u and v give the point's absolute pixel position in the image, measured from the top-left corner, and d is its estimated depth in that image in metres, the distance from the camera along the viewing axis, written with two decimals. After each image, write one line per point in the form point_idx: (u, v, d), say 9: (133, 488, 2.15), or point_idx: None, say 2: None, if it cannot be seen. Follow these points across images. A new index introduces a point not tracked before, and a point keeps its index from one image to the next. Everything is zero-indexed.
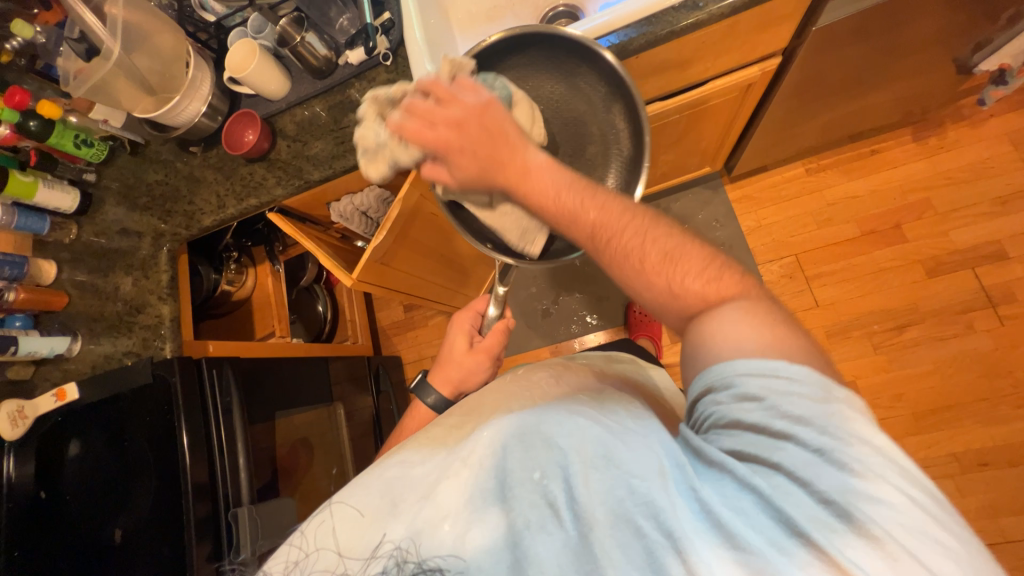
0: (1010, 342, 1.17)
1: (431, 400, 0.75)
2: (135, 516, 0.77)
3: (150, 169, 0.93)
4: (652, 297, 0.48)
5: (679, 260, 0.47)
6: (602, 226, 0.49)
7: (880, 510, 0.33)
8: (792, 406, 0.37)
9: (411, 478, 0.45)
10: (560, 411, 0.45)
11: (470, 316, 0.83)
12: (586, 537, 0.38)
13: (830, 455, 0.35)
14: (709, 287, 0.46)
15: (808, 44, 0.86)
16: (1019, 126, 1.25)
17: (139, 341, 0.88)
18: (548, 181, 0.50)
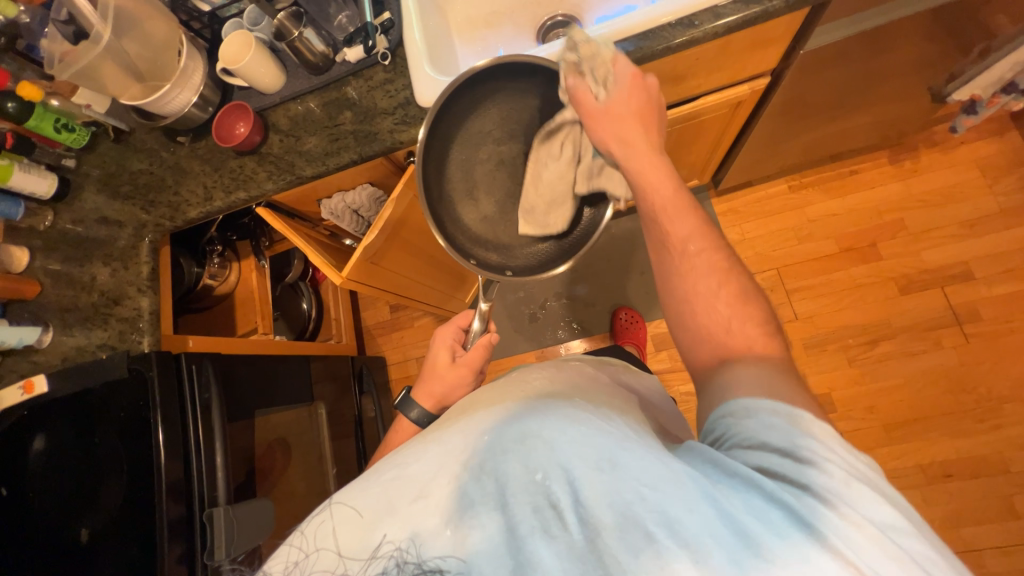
0: (974, 359, 1.22)
1: (415, 414, 0.75)
2: (103, 515, 0.74)
3: (134, 157, 0.91)
4: (706, 323, 0.52)
5: (749, 305, 0.52)
6: (693, 243, 0.54)
7: (907, 541, 0.35)
8: (813, 439, 0.40)
9: (407, 478, 0.45)
10: (562, 415, 0.45)
11: (453, 331, 0.82)
12: (595, 541, 0.38)
13: (851, 482, 0.37)
14: (762, 338, 0.51)
15: (795, 66, 0.89)
16: (987, 154, 1.32)
17: (115, 334, 0.85)
18: (671, 178, 0.55)
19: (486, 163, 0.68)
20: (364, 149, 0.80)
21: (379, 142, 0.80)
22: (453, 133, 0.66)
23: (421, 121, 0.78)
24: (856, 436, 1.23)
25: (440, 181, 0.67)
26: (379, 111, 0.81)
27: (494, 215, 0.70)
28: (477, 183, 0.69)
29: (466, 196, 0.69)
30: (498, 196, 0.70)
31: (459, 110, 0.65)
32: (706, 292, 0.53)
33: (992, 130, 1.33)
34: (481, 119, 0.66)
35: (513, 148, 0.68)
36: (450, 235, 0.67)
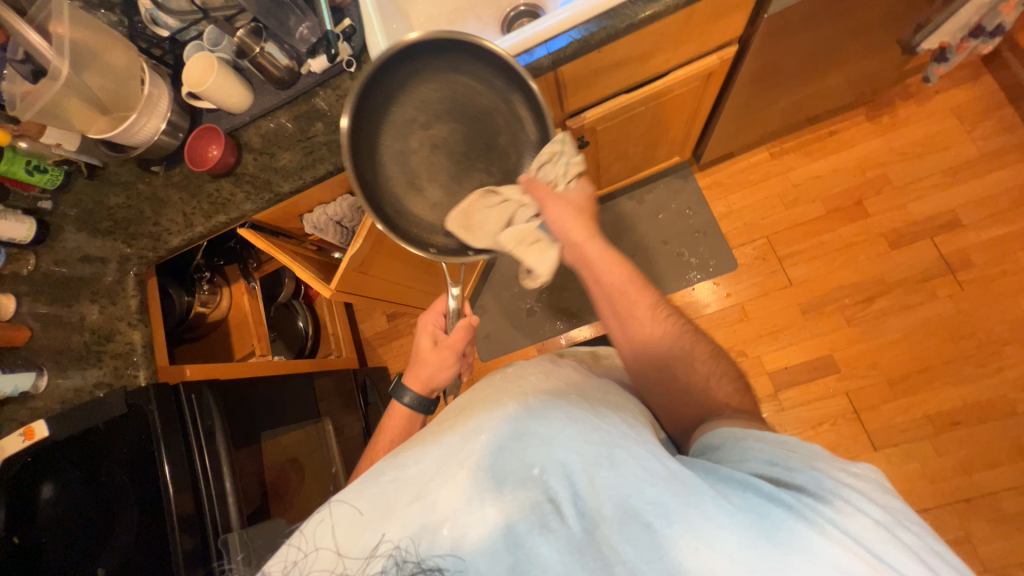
0: (970, 305, 1.23)
1: (408, 400, 0.76)
2: (118, 552, 0.73)
3: (110, 192, 0.90)
4: (686, 387, 0.59)
5: (716, 364, 0.61)
6: (656, 316, 0.63)
7: (904, 533, 0.37)
8: (797, 454, 0.43)
9: (405, 479, 0.45)
10: (560, 415, 0.46)
11: (433, 317, 0.82)
12: (594, 533, 0.39)
13: (838, 483, 0.40)
14: (736, 393, 0.58)
15: (761, 31, 0.89)
16: (963, 101, 1.32)
17: (111, 371, 0.85)
18: (623, 269, 0.64)
19: (420, 149, 0.68)
20: (338, 159, 0.80)
21: None
22: (379, 126, 0.66)
23: None
24: (862, 394, 1.24)
25: (377, 175, 0.67)
26: None
27: (442, 198, 0.70)
28: (417, 171, 0.69)
29: (408, 186, 0.69)
30: (441, 180, 0.70)
31: (383, 101, 0.66)
32: (679, 359, 0.61)
33: (964, 76, 1.34)
34: (403, 108, 0.67)
35: (443, 129, 0.69)
36: (403, 228, 0.67)
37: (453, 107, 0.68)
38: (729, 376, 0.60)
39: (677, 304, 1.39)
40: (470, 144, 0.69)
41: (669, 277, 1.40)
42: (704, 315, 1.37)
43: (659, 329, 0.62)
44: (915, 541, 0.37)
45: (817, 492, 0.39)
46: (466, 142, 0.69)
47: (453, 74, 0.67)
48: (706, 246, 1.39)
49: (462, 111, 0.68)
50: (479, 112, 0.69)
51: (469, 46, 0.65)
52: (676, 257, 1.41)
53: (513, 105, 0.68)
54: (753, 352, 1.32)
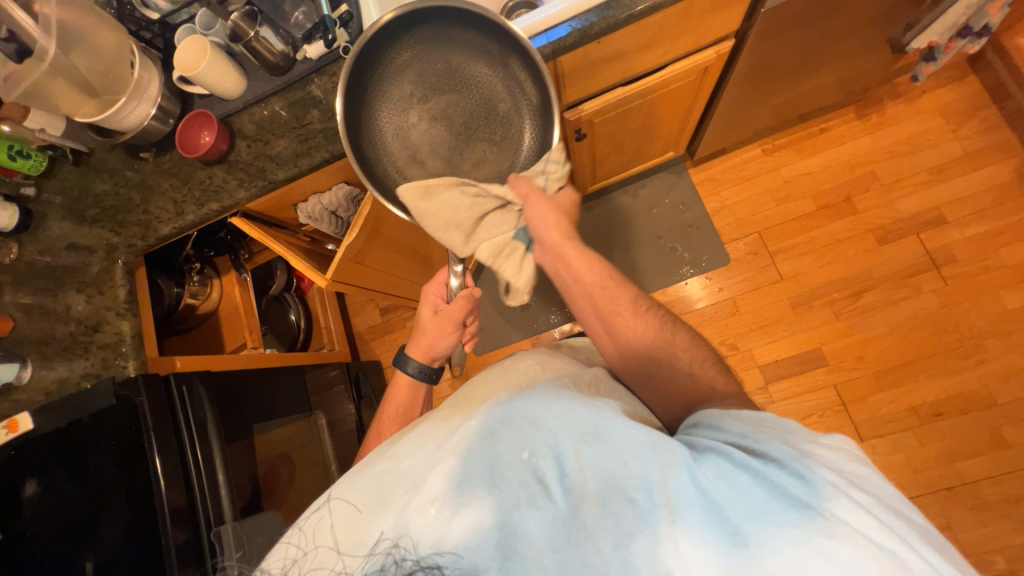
0: (954, 299, 1.26)
1: (411, 368, 0.78)
2: (106, 546, 0.72)
3: (97, 179, 0.88)
4: (671, 377, 0.62)
5: (699, 350, 0.64)
6: (633, 309, 0.66)
7: (863, 495, 0.37)
8: (769, 431, 0.43)
9: (399, 470, 0.45)
10: (547, 394, 0.46)
11: (435, 287, 0.82)
12: (578, 510, 0.38)
13: (809, 453, 0.40)
14: (720, 376, 0.61)
15: (758, 26, 0.89)
16: (949, 100, 1.35)
17: (99, 362, 0.83)
18: (598, 266, 0.68)
19: (419, 122, 0.67)
20: (335, 148, 0.79)
21: None
22: (376, 105, 0.67)
23: None
24: (849, 387, 1.27)
25: (377, 151, 0.67)
26: None
27: (444, 170, 0.68)
28: (417, 145, 0.67)
29: (409, 161, 0.68)
30: (442, 152, 0.68)
31: (380, 77, 0.67)
32: (658, 347, 0.63)
33: (950, 77, 1.37)
34: (398, 84, 0.67)
35: (440, 100, 0.67)
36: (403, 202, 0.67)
37: (449, 78, 0.67)
38: (709, 361, 0.63)
39: (670, 298, 1.40)
40: (470, 113, 0.68)
41: (662, 272, 1.41)
42: (697, 309, 1.38)
43: (639, 320, 0.65)
44: (883, 503, 0.37)
45: (786, 457, 0.39)
46: (465, 112, 0.68)
47: (445, 44, 0.66)
48: (699, 241, 1.41)
49: (460, 81, 0.67)
50: (474, 78, 0.67)
51: (460, 14, 0.65)
52: (669, 252, 1.42)
53: (510, 68, 0.66)
54: (744, 346, 1.34)
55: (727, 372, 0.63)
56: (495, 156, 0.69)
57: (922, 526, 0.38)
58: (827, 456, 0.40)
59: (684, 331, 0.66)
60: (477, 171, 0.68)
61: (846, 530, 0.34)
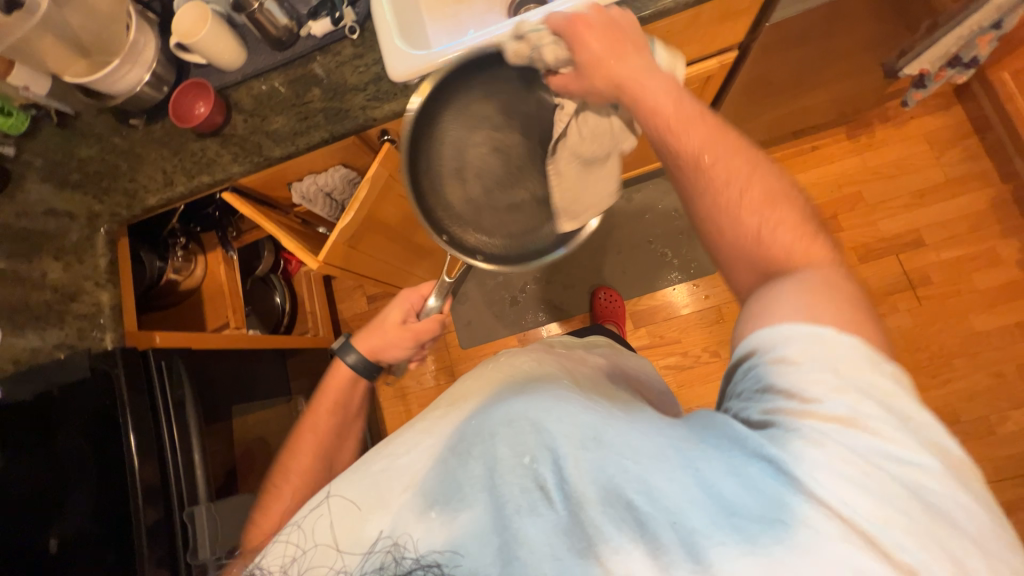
0: (926, 320, 1.31)
1: (351, 359, 0.75)
2: (73, 522, 0.68)
3: (82, 143, 0.85)
4: (737, 244, 0.52)
5: (778, 206, 0.51)
6: (705, 150, 0.53)
7: (907, 469, 0.36)
8: (827, 382, 0.39)
9: (398, 469, 0.48)
10: (548, 399, 0.48)
11: (413, 296, 0.81)
12: (578, 515, 0.40)
13: (859, 421, 0.38)
14: (799, 242, 0.49)
15: (761, 40, 0.91)
16: (934, 128, 1.40)
17: (74, 332, 0.80)
18: (663, 94, 0.55)
19: (481, 145, 0.69)
20: (335, 128, 0.77)
21: (351, 119, 0.77)
22: (448, 112, 0.68)
23: (393, 97, 0.76)
24: None
25: (428, 157, 0.69)
26: (349, 87, 0.78)
27: (480, 195, 0.71)
28: (467, 163, 0.70)
29: (454, 175, 0.70)
30: (486, 180, 0.71)
31: (465, 92, 0.68)
32: (727, 206, 0.52)
33: (938, 105, 1.41)
34: (480, 105, 0.69)
35: (507, 137, 0.71)
36: (429, 207, 0.71)
37: (529, 125, 0.71)
38: (790, 224, 0.50)
39: (656, 303, 1.42)
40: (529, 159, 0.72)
41: (651, 276, 1.43)
42: (682, 315, 1.40)
43: (711, 175, 0.53)
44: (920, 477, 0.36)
45: (812, 435, 0.38)
46: (525, 158, 0.72)
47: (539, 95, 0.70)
48: (689, 248, 1.43)
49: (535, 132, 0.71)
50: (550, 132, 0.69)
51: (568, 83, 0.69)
52: (659, 258, 1.44)
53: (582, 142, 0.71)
54: (725, 353, 1.37)
55: (813, 237, 0.50)
56: (530, 208, 0.73)
57: (967, 478, 0.37)
58: (882, 416, 0.38)
59: (763, 185, 0.52)
60: (509, 214, 0.73)
61: (863, 527, 0.34)
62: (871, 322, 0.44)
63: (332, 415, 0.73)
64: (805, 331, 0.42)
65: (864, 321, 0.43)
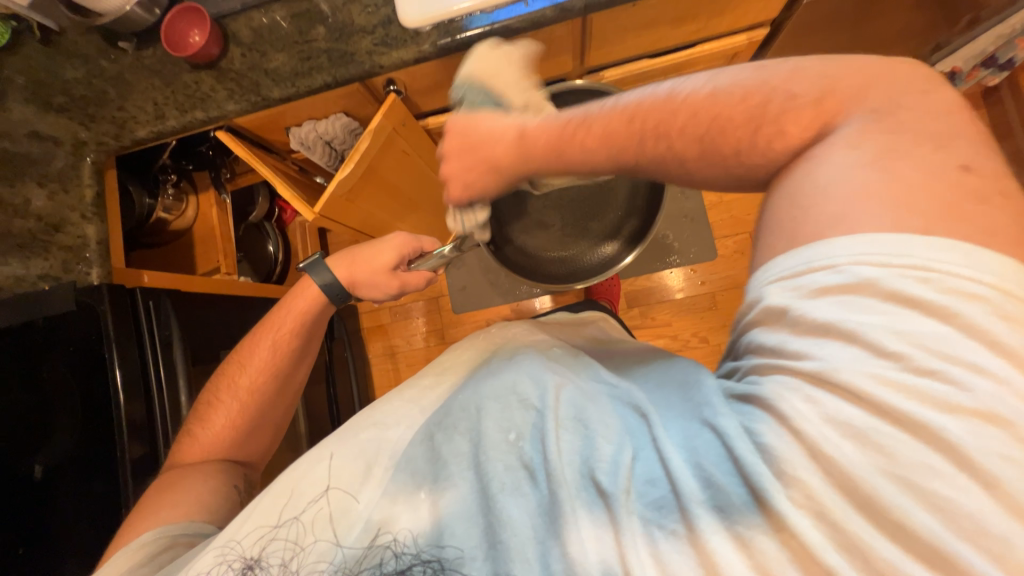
0: None
1: (323, 279, 0.76)
2: (57, 450, 0.71)
3: (66, 63, 0.80)
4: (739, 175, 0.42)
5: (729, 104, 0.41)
6: (637, 122, 0.45)
7: (892, 439, 0.31)
8: (809, 327, 0.35)
9: (386, 439, 0.51)
10: (540, 371, 0.52)
11: (410, 243, 0.78)
12: (555, 493, 0.41)
13: (827, 377, 0.33)
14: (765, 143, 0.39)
15: (794, 19, 0.86)
16: None
17: (59, 264, 0.77)
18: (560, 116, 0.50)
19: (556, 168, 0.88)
20: (339, 72, 0.73)
21: (356, 64, 0.73)
22: None
23: (402, 43, 0.72)
24: None
25: None
26: (356, 29, 0.73)
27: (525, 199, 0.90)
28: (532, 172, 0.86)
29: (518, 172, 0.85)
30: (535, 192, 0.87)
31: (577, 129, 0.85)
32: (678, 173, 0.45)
33: None
34: None
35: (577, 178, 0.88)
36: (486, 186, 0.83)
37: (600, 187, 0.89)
38: (742, 144, 0.40)
39: (651, 285, 1.42)
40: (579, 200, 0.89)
41: (649, 258, 1.42)
42: (675, 299, 1.41)
43: (654, 158, 0.45)
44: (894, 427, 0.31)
45: (768, 401, 0.36)
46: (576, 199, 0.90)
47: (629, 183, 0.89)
48: (691, 232, 1.41)
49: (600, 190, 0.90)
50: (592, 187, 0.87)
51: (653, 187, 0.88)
52: (660, 239, 1.42)
53: (626, 223, 0.90)
54: (714, 340, 1.38)
55: (781, 123, 0.38)
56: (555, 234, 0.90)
57: (993, 416, 0.29)
58: (874, 372, 0.32)
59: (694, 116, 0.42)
60: (536, 230, 0.89)
61: (792, 516, 0.33)
62: (909, 189, 0.33)
63: (293, 338, 0.75)
64: (789, 264, 0.36)
65: (863, 211, 0.33)
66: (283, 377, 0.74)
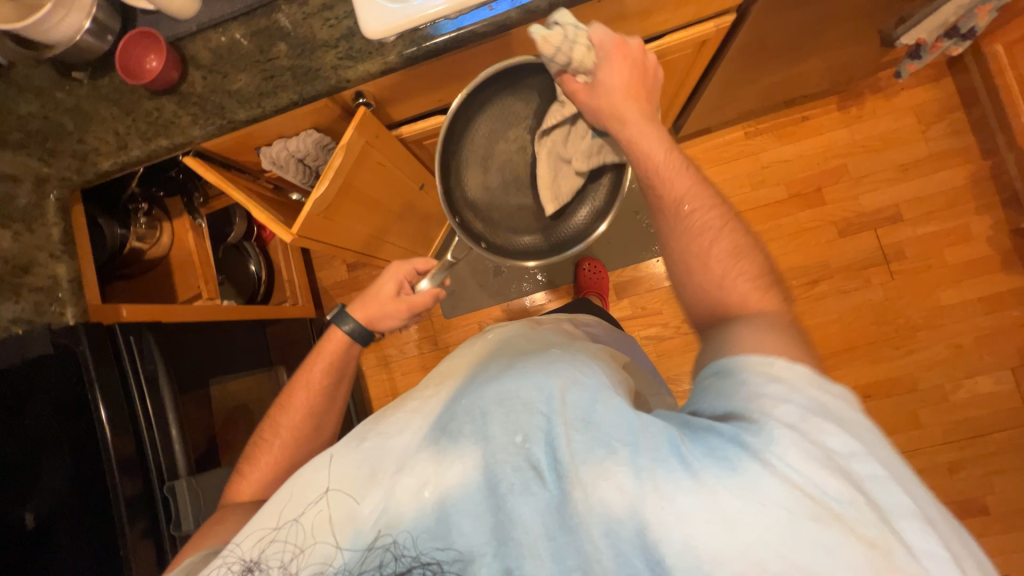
0: (897, 293, 1.35)
1: (349, 327, 0.75)
2: (49, 497, 0.67)
3: (21, 99, 0.77)
4: (700, 285, 0.61)
5: (740, 259, 0.60)
6: (688, 196, 0.63)
7: (863, 463, 0.40)
8: (780, 390, 0.43)
9: (389, 447, 0.49)
10: (540, 373, 0.48)
11: (408, 268, 0.80)
12: (569, 494, 0.42)
13: (812, 414, 0.41)
14: (754, 292, 0.57)
15: (759, 5, 0.86)
16: (924, 100, 1.38)
17: (31, 307, 0.73)
18: (654, 141, 0.64)
19: (511, 142, 0.82)
20: (305, 89, 0.71)
21: (322, 81, 0.71)
22: (500, 104, 0.78)
23: (368, 56, 0.70)
24: None
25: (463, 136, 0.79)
26: (318, 44, 0.71)
27: (497, 187, 0.84)
28: (493, 154, 0.82)
29: (481, 160, 0.82)
30: (505, 173, 0.84)
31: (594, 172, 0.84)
32: (696, 251, 0.61)
33: (932, 76, 1.38)
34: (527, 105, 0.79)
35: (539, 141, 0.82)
36: (451, 185, 0.81)
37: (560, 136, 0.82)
38: (749, 277, 0.59)
39: (639, 275, 1.43)
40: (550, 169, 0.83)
41: (635, 248, 1.43)
42: (664, 287, 1.41)
43: (690, 219, 0.62)
44: (850, 427, 0.41)
45: (772, 428, 0.40)
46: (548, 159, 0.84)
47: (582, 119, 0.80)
48: None
49: None
50: (549, 200, 0.82)
51: None
52: (644, 229, 1.43)
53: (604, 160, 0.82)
54: None
55: (776, 294, 0.58)
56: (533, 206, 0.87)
57: (903, 465, 0.42)
58: (837, 419, 0.42)
59: (731, 238, 0.61)
60: (516, 208, 0.86)
61: (818, 497, 0.37)
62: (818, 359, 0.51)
63: (327, 373, 0.75)
64: (759, 359, 0.46)
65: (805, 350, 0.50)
66: (297, 411, 0.73)
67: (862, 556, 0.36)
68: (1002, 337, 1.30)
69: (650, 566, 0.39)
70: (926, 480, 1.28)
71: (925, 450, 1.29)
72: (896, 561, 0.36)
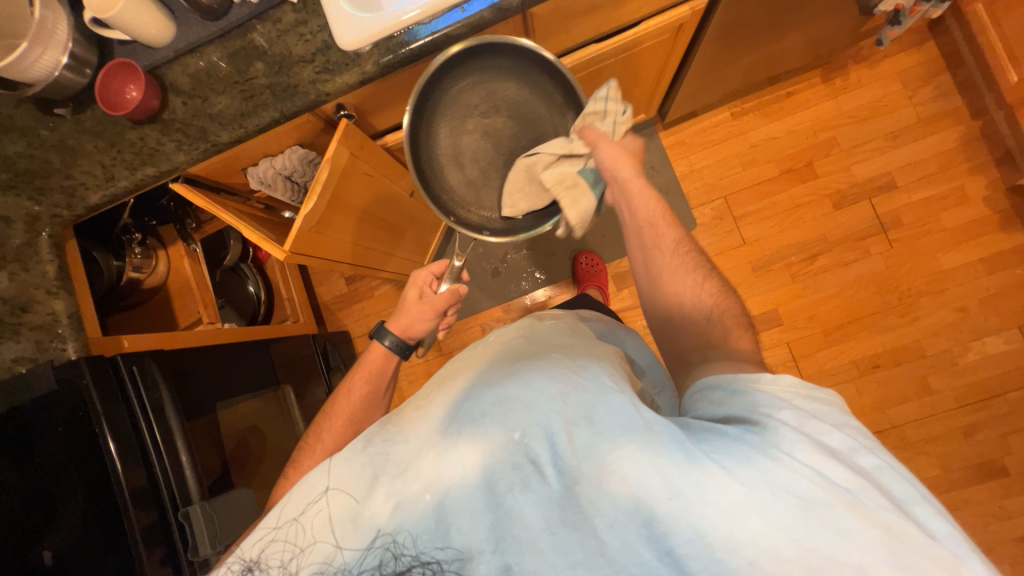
0: (898, 261, 1.34)
1: (389, 342, 0.77)
2: (66, 532, 0.68)
3: (6, 139, 0.77)
4: (692, 322, 0.65)
5: (725, 299, 0.65)
6: (676, 244, 0.68)
7: (868, 456, 0.41)
8: (782, 395, 0.45)
9: (394, 454, 0.48)
10: (540, 376, 0.49)
11: (425, 274, 0.82)
12: (574, 490, 0.42)
13: (815, 415, 0.43)
14: (738, 328, 0.62)
15: None
16: (908, 65, 1.37)
17: (32, 345, 0.75)
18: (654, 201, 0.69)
19: (472, 133, 0.80)
20: (285, 106, 0.71)
21: (302, 96, 0.71)
22: (445, 104, 0.77)
23: (345, 67, 0.70)
24: (799, 344, 1.36)
25: (427, 144, 0.79)
26: (295, 59, 0.71)
27: (477, 178, 0.83)
28: (461, 150, 0.81)
29: (452, 161, 0.81)
30: (480, 162, 0.82)
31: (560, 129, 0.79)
32: (687, 291, 0.66)
33: (915, 40, 1.38)
34: (468, 94, 0.77)
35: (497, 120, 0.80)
36: (435, 193, 0.80)
37: (511, 103, 0.79)
38: (735, 313, 0.64)
39: None
40: (519, 142, 0.81)
41: None
42: None
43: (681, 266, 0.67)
44: (851, 424, 0.43)
45: (778, 426, 0.42)
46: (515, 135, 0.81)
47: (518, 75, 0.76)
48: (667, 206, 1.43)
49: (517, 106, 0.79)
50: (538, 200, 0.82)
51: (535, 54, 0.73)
52: None
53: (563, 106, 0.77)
54: None
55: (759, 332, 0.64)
56: None
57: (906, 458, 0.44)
58: (838, 416, 0.44)
59: (717, 281, 0.66)
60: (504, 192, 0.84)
61: (827, 485, 0.39)
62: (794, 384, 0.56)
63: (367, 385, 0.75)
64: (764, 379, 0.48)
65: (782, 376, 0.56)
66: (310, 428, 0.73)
67: (879, 541, 0.37)
68: (1009, 297, 1.29)
69: (659, 556, 0.40)
70: (942, 446, 1.27)
71: (939, 416, 1.28)
72: (912, 542, 0.37)
